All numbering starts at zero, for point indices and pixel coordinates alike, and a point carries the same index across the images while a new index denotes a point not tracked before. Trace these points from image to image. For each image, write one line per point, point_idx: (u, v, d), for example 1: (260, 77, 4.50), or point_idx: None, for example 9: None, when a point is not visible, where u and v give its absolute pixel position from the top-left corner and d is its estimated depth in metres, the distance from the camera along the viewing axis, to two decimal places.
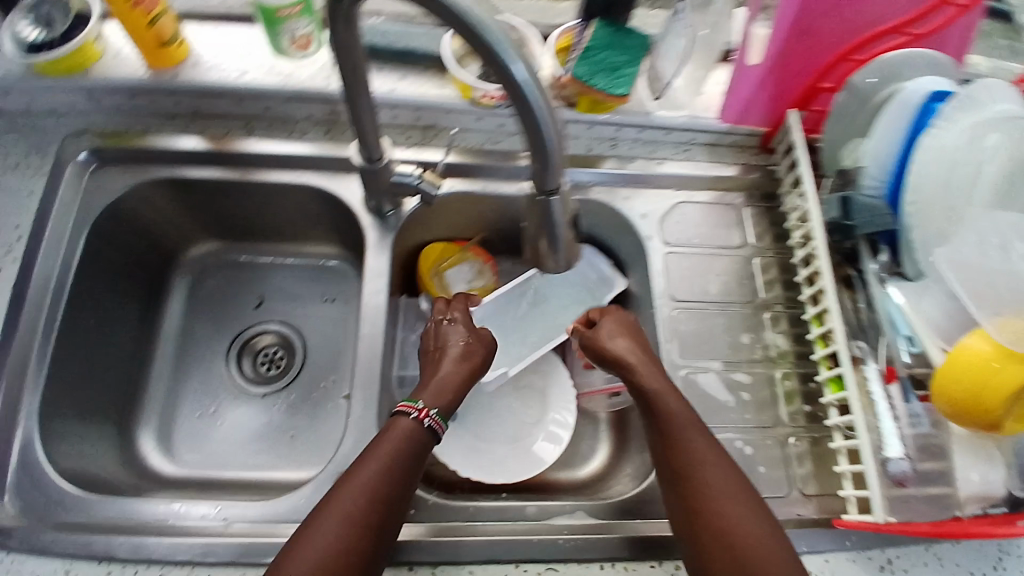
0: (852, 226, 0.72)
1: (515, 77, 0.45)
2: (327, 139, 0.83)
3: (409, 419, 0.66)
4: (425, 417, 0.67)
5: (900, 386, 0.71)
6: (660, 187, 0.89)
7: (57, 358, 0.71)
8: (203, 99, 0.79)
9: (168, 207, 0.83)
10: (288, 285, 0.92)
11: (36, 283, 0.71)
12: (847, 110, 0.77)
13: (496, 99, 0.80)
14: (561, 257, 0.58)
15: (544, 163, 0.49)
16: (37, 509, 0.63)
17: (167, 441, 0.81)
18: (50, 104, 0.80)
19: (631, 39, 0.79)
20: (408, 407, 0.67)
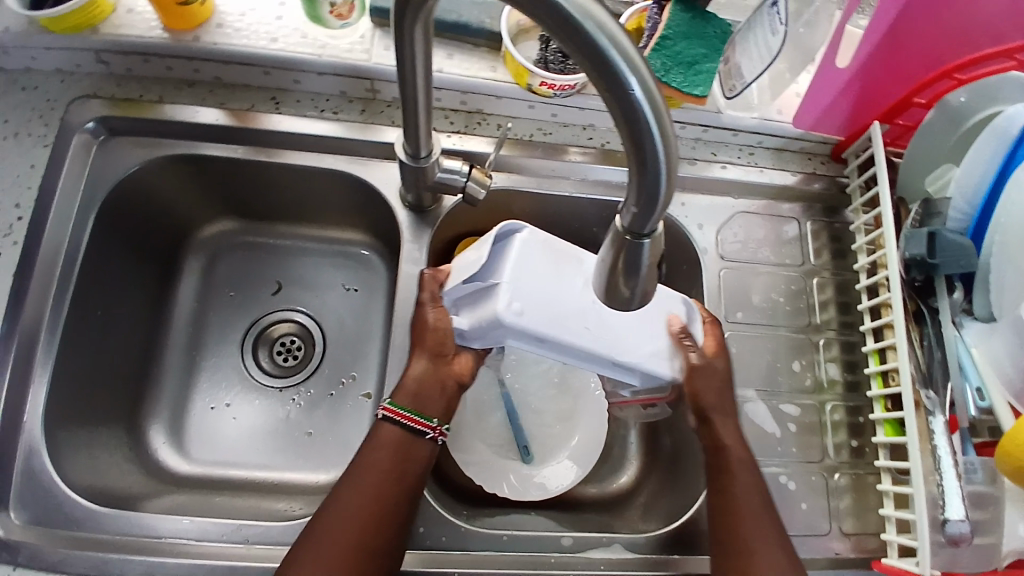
0: (934, 265, 0.66)
1: (633, 95, 0.37)
2: (361, 119, 0.77)
3: (383, 420, 0.64)
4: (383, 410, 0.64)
5: (961, 437, 0.65)
6: (718, 192, 0.82)
7: (65, 349, 0.69)
8: (223, 68, 0.74)
9: (179, 185, 0.79)
10: (310, 270, 0.88)
11: (47, 249, 0.69)
12: (934, 130, 0.70)
13: (554, 89, 0.72)
14: (636, 303, 0.48)
15: (646, 205, 0.41)
16: (44, 518, 0.63)
17: (178, 438, 0.78)
18: (56, 64, 0.74)
19: (711, 28, 0.71)
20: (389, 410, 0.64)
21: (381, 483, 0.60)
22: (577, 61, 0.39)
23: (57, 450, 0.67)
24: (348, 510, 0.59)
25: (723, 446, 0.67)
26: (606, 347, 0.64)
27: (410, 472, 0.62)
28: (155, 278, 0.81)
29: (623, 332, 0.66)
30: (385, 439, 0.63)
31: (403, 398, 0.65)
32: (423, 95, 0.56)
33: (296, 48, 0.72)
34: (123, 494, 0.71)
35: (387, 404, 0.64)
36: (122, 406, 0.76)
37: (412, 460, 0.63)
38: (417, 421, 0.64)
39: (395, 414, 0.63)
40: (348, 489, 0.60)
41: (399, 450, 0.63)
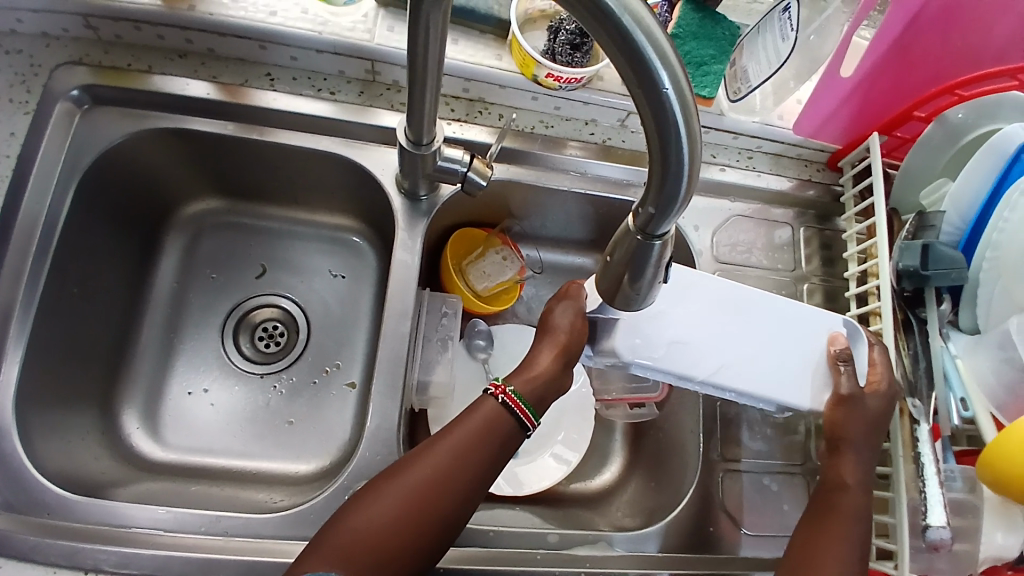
0: (926, 277, 0.67)
1: (664, 94, 0.36)
2: (359, 101, 0.74)
3: (491, 398, 0.62)
4: (501, 394, 0.62)
5: (943, 446, 0.67)
6: (715, 194, 0.82)
7: (40, 327, 0.66)
8: (218, 40, 0.71)
9: (164, 159, 0.75)
10: (296, 254, 0.85)
11: (24, 221, 0.66)
12: (932, 144, 0.72)
13: (560, 81, 0.71)
14: (639, 305, 0.47)
15: (664, 207, 0.40)
16: (14, 504, 0.60)
17: (154, 423, 0.75)
18: (39, 27, 0.70)
19: (720, 30, 0.74)
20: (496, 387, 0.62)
21: (452, 465, 0.58)
22: (607, 52, 0.37)
23: (28, 433, 0.64)
24: (420, 468, 0.58)
25: (845, 486, 0.64)
26: (747, 373, 0.67)
27: (488, 464, 0.59)
28: (133, 256, 0.78)
29: (762, 363, 0.68)
30: (477, 421, 0.60)
31: (517, 386, 0.63)
32: (433, 81, 0.54)
33: (295, 22, 0.69)
34: (97, 481, 0.68)
35: (510, 391, 0.62)
36: (96, 388, 0.73)
37: (495, 453, 0.59)
38: (526, 415, 0.62)
39: (513, 403, 0.61)
40: (424, 459, 0.58)
41: (485, 436, 0.59)
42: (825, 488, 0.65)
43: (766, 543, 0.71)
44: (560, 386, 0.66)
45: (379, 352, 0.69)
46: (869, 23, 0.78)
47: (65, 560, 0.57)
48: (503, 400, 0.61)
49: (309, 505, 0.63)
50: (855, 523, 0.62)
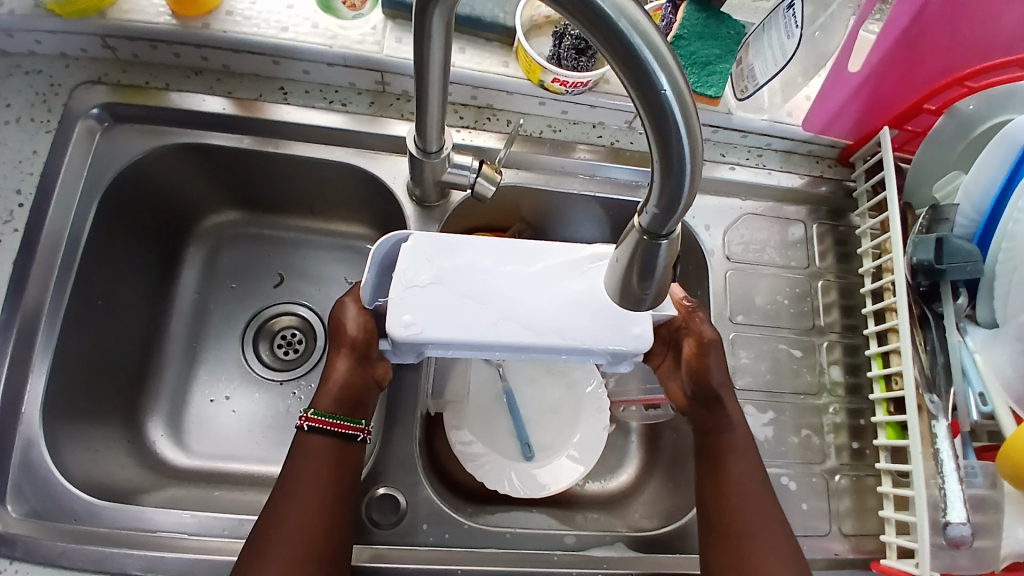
0: (941, 271, 0.67)
1: (664, 96, 0.36)
2: (370, 111, 0.76)
3: (302, 431, 0.61)
4: (306, 420, 0.61)
5: (962, 442, 0.66)
6: (726, 193, 0.82)
7: (66, 338, 0.68)
8: (231, 56, 0.73)
9: (184, 173, 0.78)
10: (313, 263, 0.87)
11: (48, 237, 0.68)
12: (943, 137, 0.71)
13: (566, 86, 0.72)
14: (649, 303, 0.48)
15: (667, 206, 0.40)
16: (42, 510, 0.62)
17: (177, 430, 0.77)
18: (59, 48, 0.73)
19: (724, 29, 0.74)
20: (314, 420, 0.60)
21: (315, 491, 0.58)
22: (607, 57, 0.37)
23: (54, 441, 0.66)
24: (304, 483, 0.59)
25: (731, 424, 0.66)
26: (564, 331, 0.53)
27: (338, 474, 0.60)
28: (156, 268, 0.80)
29: (546, 314, 0.54)
30: (310, 447, 0.60)
31: (322, 404, 0.62)
32: (439, 90, 0.55)
33: (307, 36, 0.71)
34: (121, 488, 0.70)
35: (311, 415, 0.61)
36: (121, 396, 0.75)
37: (338, 462, 0.61)
38: (343, 425, 0.62)
39: (317, 421, 0.61)
40: (283, 506, 0.57)
41: (326, 452, 0.60)
42: (706, 439, 0.66)
43: None
44: (370, 378, 0.65)
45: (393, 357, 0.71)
46: (878, 18, 0.78)
47: (92, 566, 0.59)
48: (308, 425, 0.61)
49: None
50: (770, 527, 0.61)
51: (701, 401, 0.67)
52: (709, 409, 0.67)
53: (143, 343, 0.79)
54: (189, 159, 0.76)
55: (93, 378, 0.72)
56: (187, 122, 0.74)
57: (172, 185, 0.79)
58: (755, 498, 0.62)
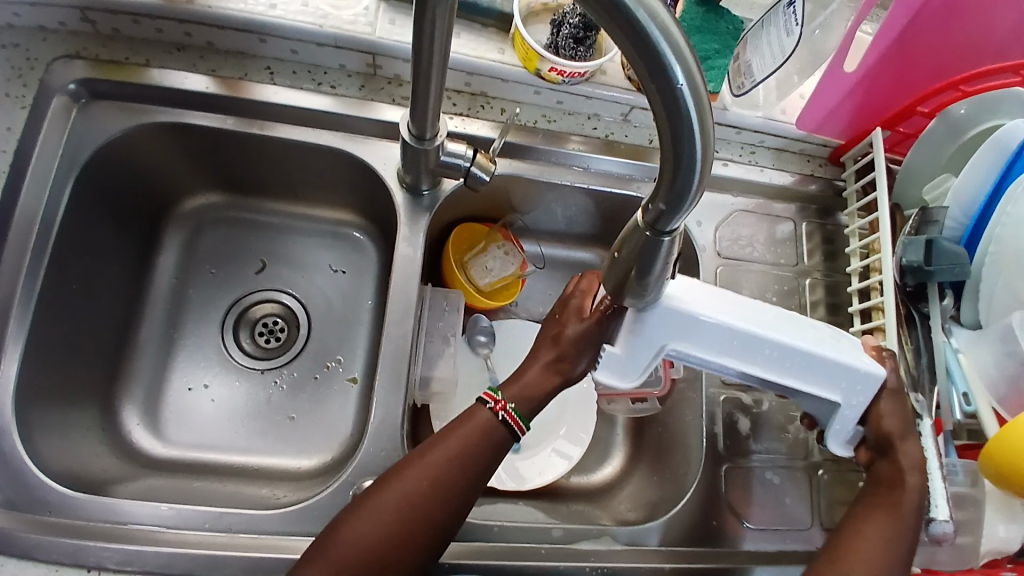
0: (929, 273, 0.67)
1: (678, 90, 0.36)
2: (360, 95, 0.74)
3: (490, 412, 0.62)
4: (501, 410, 0.62)
5: (945, 439, 0.68)
6: (718, 189, 0.82)
7: (38, 323, 0.65)
8: (217, 33, 0.70)
9: (164, 153, 0.75)
10: (296, 250, 0.84)
11: (21, 218, 0.65)
12: (934, 139, 0.72)
13: (563, 75, 0.71)
14: (648, 299, 0.47)
15: (675, 203, 0.39)
16: (14, 502, 0.59)
17: (153, 419, 0.75)
18: (36, 21, 0.69)
19: (723, 24, 0.75)
20: (489, 398, 0.62)
21: (459, 461, 0.58)
22: (620, 48, 0.36)
23: (27, 431, 0.63)
24: (416, 478, 0.57)
25: (904, 483, 0.61)
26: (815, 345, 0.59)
27: (488, 459, 0.60)
28: (132, 253, 0.77)
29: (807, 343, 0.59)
30: (478, 422, 0.61)
31: (517, 399, 0.63)
32: (437, 75, 0.53)
33: (296, 15, 0.68)
34: (97, 480, 0.67)
35: (511, 410, 0.62)
36: (96, 383, 0.73)
37: (495, 449, 0.61)
38: (524, 432, 0.62)
39: (512, 419, 0.61)
40: (429, 459, 0.58)
41: (488, 430, 0.61)
42: (879, 489, 0.62)
43: (770, 537, 0.71)
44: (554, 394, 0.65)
45: (382, 348, 0.69)
46: (871, 18, 0.78)
47: (67, 558, 0.57)
48: (503, 416, 0.61)
49: (313, 501, 0.63)
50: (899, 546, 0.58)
51: (878, 450, 0.64)
52: (887, 458, 0.63)
53: (119, 329, 0.76)
54: (171, 141, 0.74)
55: (66, 366, 0.69)
56: (165, 101, 0.71)
57: (150, 167, 0.76)
58: (901, 505, 0.60)
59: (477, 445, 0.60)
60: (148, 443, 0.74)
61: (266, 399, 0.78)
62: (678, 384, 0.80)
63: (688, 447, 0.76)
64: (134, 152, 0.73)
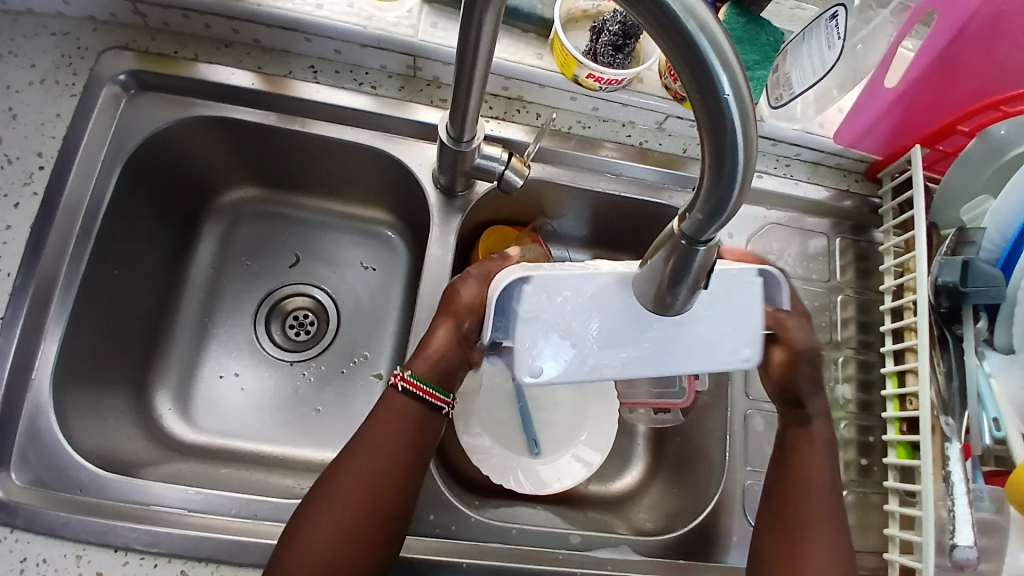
0: (965, 294, 0.67)
1: (724, 102, 0.36)
2: (399, 96, 0.75)
3: (395, 391, 0.63)
4: (402, 380, 0.62)
5: (973, 464, 0.66)
6: (750, 201, 0.82)
7: (79, 306, 0.67)
8: (263, 31, 0.71)
9: (205, 146, 0.77)
10: (329, 245, 0.86)
11: (68, 203, 0.67)
12: (974, 159, 0.71)
13: (601, 83, 0.71)
14: (678, 309, 0.47)
15: (712, 214, 0.39)
16: (47, 479, 0.61)
17: (184, 405, 0.77)
18: (87, 10, 0.71)
19: (764, 36, 0.73)
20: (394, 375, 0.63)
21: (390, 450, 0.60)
22: (667, 57, 0.37)
23: (63, 411, 0.65)
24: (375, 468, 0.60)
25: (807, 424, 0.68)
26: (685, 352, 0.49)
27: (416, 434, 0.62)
28: (171, 242, 0.79)
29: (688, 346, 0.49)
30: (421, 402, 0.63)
31: (420, 370, 0.63)
32: (478, 80, 0.54)
33: (340, 15, 0.70)
34: (128, 461, 0.69)
35: (408, 376, 0.62)
36: (130, 367, 0.75)
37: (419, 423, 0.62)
38: (433, 395, 0.63)
39: (414, 386, 0.62)
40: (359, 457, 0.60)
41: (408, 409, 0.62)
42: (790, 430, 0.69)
43: None
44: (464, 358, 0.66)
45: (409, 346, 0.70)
46: (915, 34, 0.78)
47: (95, 538, 0.59)
48: (404, 386, 0.62)
49: None
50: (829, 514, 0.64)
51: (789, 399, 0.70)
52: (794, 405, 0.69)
53: (154, 315, 0.78)
54: (214, 134, 0.76)
55: (102, 349, 0.71)
56: (210, 95, 0.73)
57: (192, 159, 0.78)
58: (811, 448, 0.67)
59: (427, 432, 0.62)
60: (177, 427, 0.76)
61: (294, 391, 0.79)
62: (702, 395, 0.80)
63: (710, 460, 0.76)
64: (177, 144, 0.75)
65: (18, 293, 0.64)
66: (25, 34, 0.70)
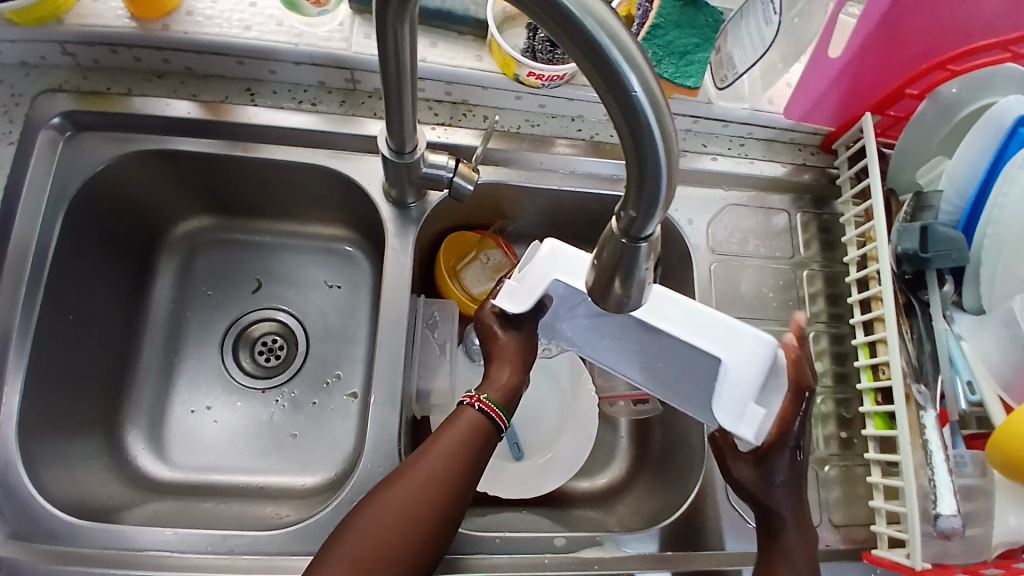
0: (926, 260, 0.66)
1: (634, 97, 0.35)
2: (342, 111, 0.74)
3: (469, 408, 0.63)
4: (477, 402, 0.63)
5: (951, 430, 0.65)
6: (710, 184, 0.81)
7: (36, 354, 0.66)
8: (196, 58, 0.70)
9: (153, 180, 0.76)
10: (291, 267, 0.85)
11: (16, 251, 0.66)
12: (925, 121, 0.70)
13: (542, 79, 0.70)
14: (629, 307, 0.45)
15: (644, 207, 0.38)
16: (23, 533, 0.60)
17: (157, 443, 0.76)
18: (17, 55, 0.70)
19: (703, 17, 0.72)
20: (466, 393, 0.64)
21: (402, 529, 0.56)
22: (572, 58, 0.36)
23: (31, 463, 0.64)
24: (431, 465, 0.59)
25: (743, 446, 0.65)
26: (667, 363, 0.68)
27: (456, 473, 0.59)
28: (128, 280, 0.78)
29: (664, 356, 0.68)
30: (464, 421, 0.62)
31: (492, 394, 0.65)
32: (407, 88, 0.53)
33: (271, 34, 0.69)
34: (103, 506, 0.68)
35: (484, 398, 0.64)
36: (98, 411, 0.74)
37: (466, 458, 0.60)
38: (499, 415, 0.64)
39: (488, 408, 0.63)
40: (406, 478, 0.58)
41: (442, 473, 0.59)
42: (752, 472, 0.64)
43: None
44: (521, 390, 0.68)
45: (374, 362, 0.69)
46: (855, 2, 0.77)
47: None
48: (480, 408, 0.63)
49: (314, 519, 0.63)
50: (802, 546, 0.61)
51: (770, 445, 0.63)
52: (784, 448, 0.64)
53: (119, 355, 0.77)
54: (159, 167, 0.74)
55: (68, 396, 0.70)
56: (151, 129, 0.72)
57: (141, 195, 0.77)
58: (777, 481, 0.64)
59: (468, 427, 0.62)
60: (149, 466, 0.74)
61: (268, 418, 0.78)
62: None
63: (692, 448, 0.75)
64: (123, 181, 0.73)
65: None
66: None
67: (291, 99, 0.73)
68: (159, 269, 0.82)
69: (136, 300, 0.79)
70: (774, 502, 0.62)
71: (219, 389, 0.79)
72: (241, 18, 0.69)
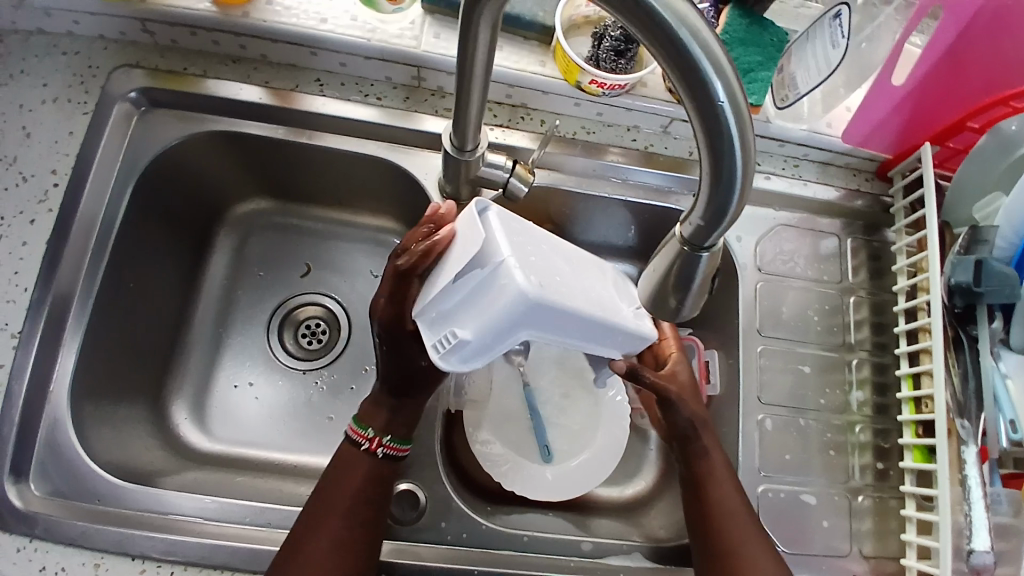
0: (979, 294, 0.66)
1: (719, 108, 0.36)
2: (404, 106, 0.76)
3: (369, 453, 0.64)
4: (378, 446, 0.64)
5: (990, 468, 0.64)
6: (760, 203, 0.81)
7: (95, 317, 0.69)
8: (269, 45, 0.73)
9: (216, 160, 0.78)
10: (340, 255, 0.87)
11: (83, 219, 0.69)
12: (986, 155, 0.70)
13: (604, 88, 0.71)
14: (685, 315, 0.46)
15: (713, 218, 0.39)
16: (67, 490, 0.63)
17: (200, 414, 0.78)
18: (97, 29, 0.73)
19: (767, 36, 0.73)
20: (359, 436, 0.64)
21: None
22: (658, 63, 0.37)
23: (81, 422, 0.67)
24: (332, 523, 0.59)
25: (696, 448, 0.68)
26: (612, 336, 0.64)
27: (359, 522, 0.60)
28: (185, 254, 0.81)
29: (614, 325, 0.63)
30: (360, 470, 0.63)
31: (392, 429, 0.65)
32: (479, 89, 0.54)
33: (343, 27, 0.71)
34: (144, 470, 0.70)
35: (386, 441, 0.64)
36: (145, 379, 0.76)
37: (365, 507, 0.61)
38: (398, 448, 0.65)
39: (390, 451, 0.64)
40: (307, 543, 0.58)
41: (341, 543, 0.59)
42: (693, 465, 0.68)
43: (804, 560, 0.70)
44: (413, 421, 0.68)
45: None
46: (922, 31, 0.77)
47: (113, 547, 0.60)
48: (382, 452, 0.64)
49: None
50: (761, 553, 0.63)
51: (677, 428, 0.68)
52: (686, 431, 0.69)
53: (168, 326, 0.79)
54: (225, 147, 0.77)
55: (119, 361, 0.72)
56: (218, 109, 0.74)
57: (204, 174, 0.79)
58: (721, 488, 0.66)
59: (356, 474, 0.63)
60: (193, 436, 0.77)
61: (308, 399, 0.80)
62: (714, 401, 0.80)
63: None
64: (189, 159, 0.76)
65: (35, 309, 0.66)
66: (39, 56, 0.73)
67: (356, 91, 0.75)
68: (215, 246, 0.84)
69: (189, 274, 0.82)
70: (727, 522, 0.64)
71: (263, 367, 0.82)
72: (316, 10, 0.71)
